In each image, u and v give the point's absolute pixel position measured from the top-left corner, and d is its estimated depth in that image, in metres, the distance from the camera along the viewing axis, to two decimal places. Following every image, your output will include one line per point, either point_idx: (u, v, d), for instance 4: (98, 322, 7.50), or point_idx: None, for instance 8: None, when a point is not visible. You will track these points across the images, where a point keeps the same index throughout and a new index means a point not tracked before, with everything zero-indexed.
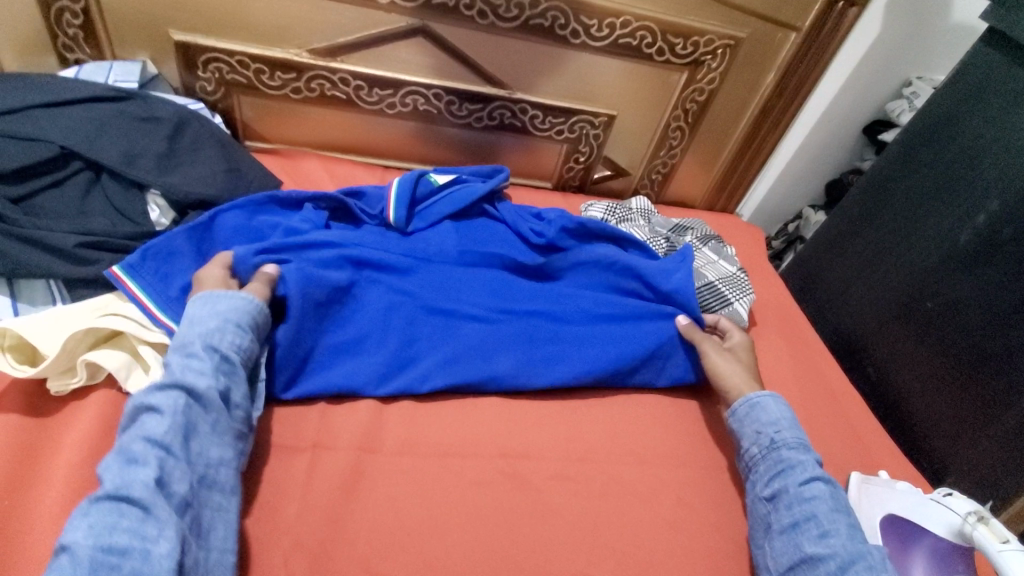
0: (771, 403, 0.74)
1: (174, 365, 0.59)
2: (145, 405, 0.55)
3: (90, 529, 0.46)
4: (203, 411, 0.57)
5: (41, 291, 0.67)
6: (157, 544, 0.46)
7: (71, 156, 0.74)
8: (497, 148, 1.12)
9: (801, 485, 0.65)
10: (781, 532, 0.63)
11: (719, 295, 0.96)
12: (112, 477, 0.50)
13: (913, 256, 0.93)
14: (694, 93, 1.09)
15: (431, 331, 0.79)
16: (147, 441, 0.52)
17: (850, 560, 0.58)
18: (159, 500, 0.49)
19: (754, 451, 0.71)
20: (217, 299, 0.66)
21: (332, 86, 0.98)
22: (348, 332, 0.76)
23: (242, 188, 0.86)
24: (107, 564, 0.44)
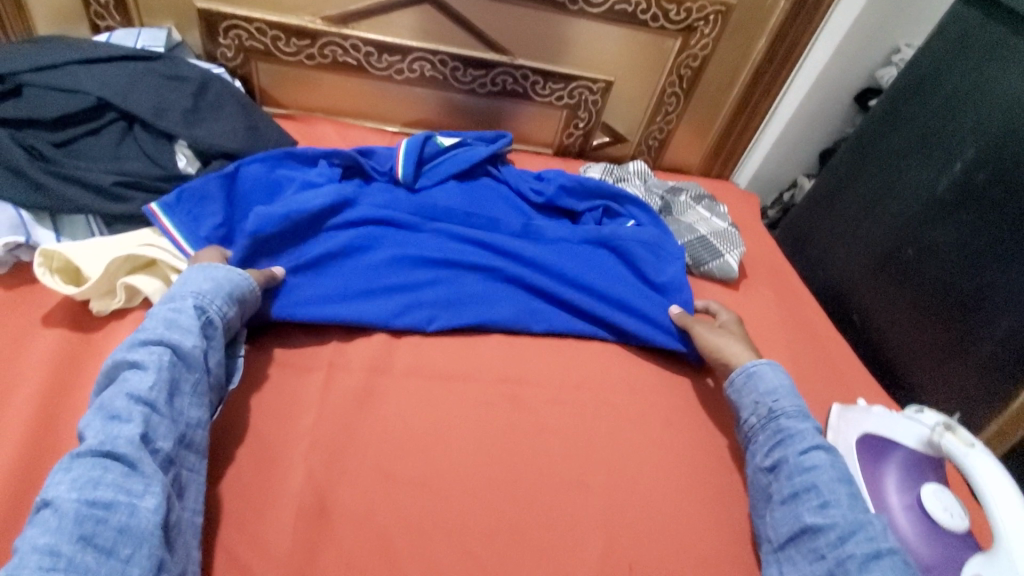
0: (768, 368, 0.73)
1: (161, 321, 0.59)
2: (126, 361, 0.56)
3: (75, 483, 0.47)
4: (186, 371, 0.58)
5: (82, 227, 0.74)
6: (142, 501, 0.48)
7: (107, 107, 0.80)
8: (500, 114, 1.17)
9: (801, 455, 0.64)
10: (782, 503, 0.63)
11: (711, 248, 1.02)
12: (95, 433, 0.51)
13: (895, 208, 0.97)
14: (688, 59, 1.14)
15: (427, 279, 0.83)
16: (130, 397, 0.53)
17: (849, 531, 0.57)
18: (144, 457, 0.50)
19: (754, 421, 0.70)
20: (216, 270, 0.68)
21: (344, 52, 1.04)
22: (355, 273, 0.81)
23: (261, 144, 0.92)
24: (93, 516, 0.45)
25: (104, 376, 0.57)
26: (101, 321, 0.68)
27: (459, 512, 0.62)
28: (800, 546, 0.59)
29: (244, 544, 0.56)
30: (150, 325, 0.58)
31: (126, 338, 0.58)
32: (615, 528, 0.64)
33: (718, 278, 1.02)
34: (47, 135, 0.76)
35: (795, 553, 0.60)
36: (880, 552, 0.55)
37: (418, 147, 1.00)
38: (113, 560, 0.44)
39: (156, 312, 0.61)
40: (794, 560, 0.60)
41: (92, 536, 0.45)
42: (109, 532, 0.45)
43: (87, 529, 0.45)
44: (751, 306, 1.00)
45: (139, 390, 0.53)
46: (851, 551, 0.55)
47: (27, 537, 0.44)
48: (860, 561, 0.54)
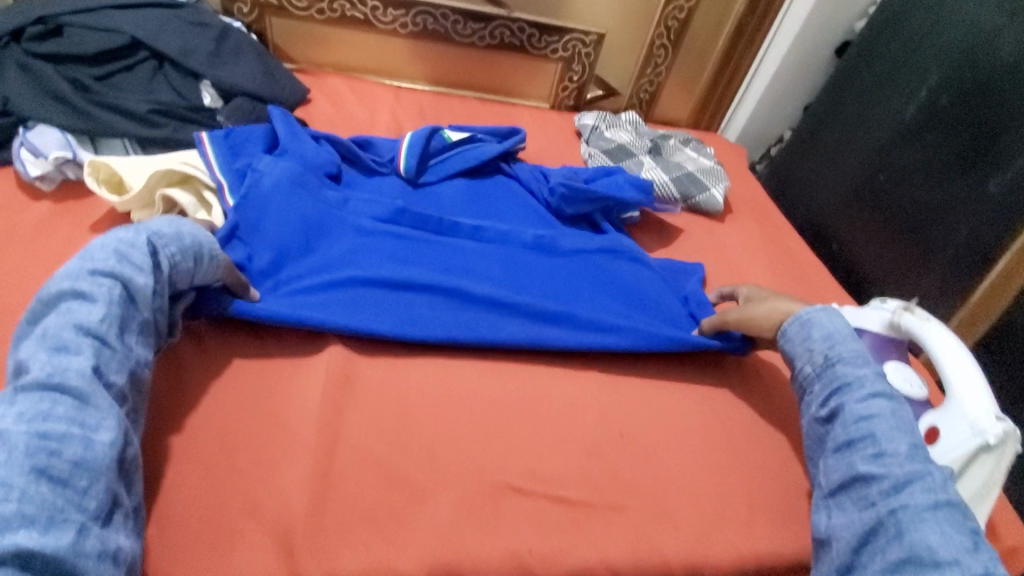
0: (827, 317, 0.69)
1: (110, 254, 0.56)
2: (71, 296, 0.53)
3: (21, 415, 0.45)
4: (137, 309, 0.56)
5: (120, 150, 0.81)
6: (96, 434, 0.47)
7: (140, 47, 0.88)
8: (499, 68, 1.24)
9: (860, 402, 0.61)
10: (835, 451, 0.61)
11: (697, 183, 1.09)
12: (40, 365, 0.49)
13: (868, 138, 1.04)
14: (675, 11, 1.21)
15: (427, 285, 0.75)
16: (78, 332, 0.51)
17: (904, 480, 0.55)
18: (95, 394, 0.49)
19: (809, 370, 0.67)
20: (184, 222, 0.64)
21: (352, 7, 1.11)
22: (338, 275, 0.73)
23: (277, 88, 1.00)
24: (46, 449, 0.44)
25: (37, 308, 0.53)
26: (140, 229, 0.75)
27: (469, 389, 0.69)
28: (851, 492, 0.58)
29: (277, 404, 0.63)
30: (98, 260, 0.56)
31: (67, 268, 0.55)
32: (608, 404, 0.71)
33: (705, 211, 1.09)
34: (87, 70, 0.83)
35: (845, 498, 0.58)
36: (940, 502, 0.53)
37: (424, 140, 0.96)
38: (71, 491, 0.44)
39: (100, 248, 0.57)
40: (844, 507, 0.58)
41: (47, 467, 0.44)
42: (65, 465, 0.44)
43: (40, 463, 0.44)
44: (737, 236, 1.07)
45: (90, 324, 0.52)
46: (907, 500, 0.53)
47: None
48: (914, 510, 0.53)
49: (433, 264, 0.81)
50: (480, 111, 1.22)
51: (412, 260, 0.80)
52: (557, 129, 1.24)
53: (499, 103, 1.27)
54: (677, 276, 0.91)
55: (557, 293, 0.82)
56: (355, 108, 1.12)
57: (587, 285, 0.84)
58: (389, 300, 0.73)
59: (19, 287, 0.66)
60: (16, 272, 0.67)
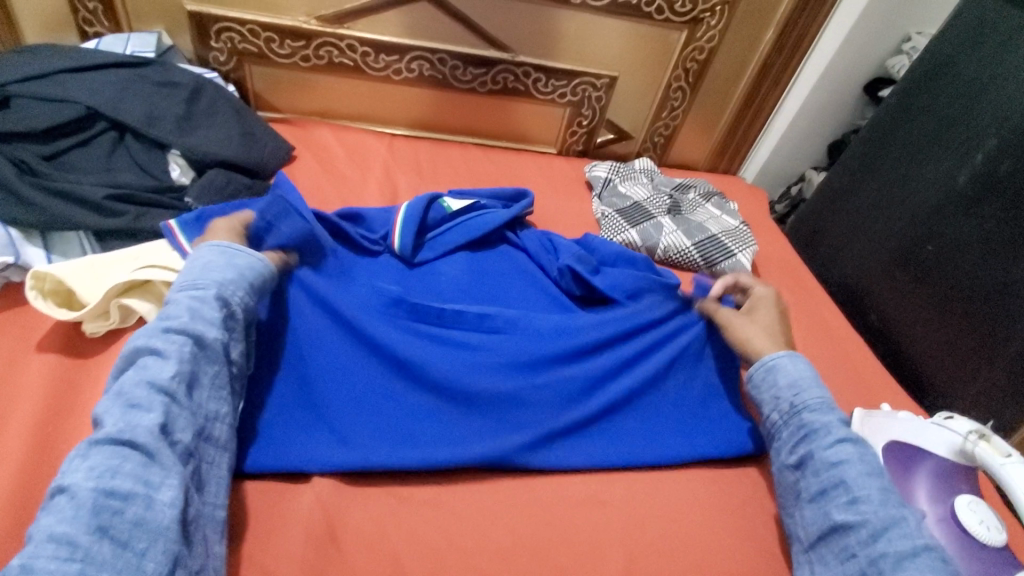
0: (793, 364, 0.69)
1: (184, 309, 0.55)
2: (147, 349, 0.52)
3: (91, 471, 0.43)
4: (209, 358, 0.55)
5: (73, 244, 0.70)
6: (157, 491, 0.44)
7: (97, 117, 0.77)
8: (502, 114, 1.14)
9: (828, 449, 0.61)
10: (810, 500, 0.60)
11: (723, 248, 0.99)
12: (113, 421, 0.47)
13: (913, 202, 0.94)
14: (694, 52, 1.10)
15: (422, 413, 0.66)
16: (148, 384, 0.49)
17: (881, 528, 0.54)
18: (160, 448, 0.46)
19: (776, 418, 0.67)
20: (235, 258, 0.63)
21: (340, 53, 1.01)
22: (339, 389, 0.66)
23: (256, 150, 0.90)
24: (110, 507, 0.42)
25: (120, 362, 0.52)
26: (95, 343, 0.66)
27: (477, 537, 0.60)
28: (833, 545, 0.56)
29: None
30: (173, 314, 0.55)
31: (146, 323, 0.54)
32: (637, 546, 0.62)
33: None
34: (35, 148, 0.73)
35: (828, 551, 0.57)
36: (918, 548, 0.52)
37: (422, 211, 0.86)
38: (128, 553, 0.41)
39: (179, 299, 0.56)
40: (828, 561, 0.56)
41: (109, 527, 0.41)
42: (125, 522, 0.42)
43: (103, 519, 0.41)
44: None
45: (162, 379, 0.50)
46: (885, 547, 0.53)
47: (40, 525, 0.41)
48: (895, 559, 0.52)
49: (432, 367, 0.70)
50: (482, 160, 1.12)
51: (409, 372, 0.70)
52: (566, 180, 1.14)
53: (503, 150, 1.17)
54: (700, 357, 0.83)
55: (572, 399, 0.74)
56: (344, 164, 1.02)
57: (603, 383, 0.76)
58: (382, 435, 0.63)
59: None
60: None
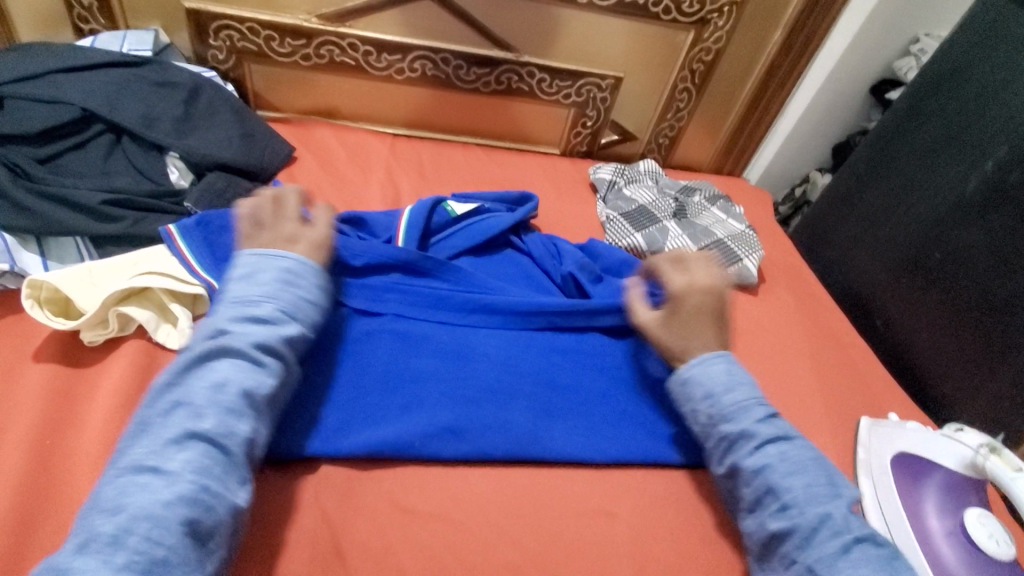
0: (705, 370, 0.67)
1: (287, 331, 0.58)
2: (244, 353, 0.55)
3: (188, 464, 0.47)
4: (288, 379, 0.59)
5: (70, 249, 0.69)
6: (235, 494, 0.49)
7: (93, 119, 0.75)
8: (505, 114, 1.12)
9: (750, 457, 0.61)
10: (749, 510, 0.61)
11: (729, 253, 0.98)
12: (212, 420, 0.50)
13: (920, 208, 0.93)
14: (701, 53, 1.09)
15: (423, 425, 0.65)
16: (245, 394, 0.53)
17: (813, 531, 0.56)
18: (242, 459, 0.51)
19: (698, 430, 0.67)
20: (325, 280, 0.65)
21: (341, 52, 0.99)
22: (388, 384, 0.68)
23: (256, 152, 0.88)
24: (200, 503, 0.46)
25: (209, 350, 0.55)
26: (94, 352, 0.64)
27: (483, 552, 0.59)
28: (775, 552, 0.58)
29: None
30: (273, 328, 0.57)
31: (251, 328, 0.56)
32: (645, 560, 0.62)
33: (736, 283, 0.98)
34: (30, 151, 0.71)
35: (773, 559, 0.58)
36: (847, 546, 0.55)
37: (427, 215, 0.85)
38: (203, 549, 0.46)
39: (276, 313, 0.59)
40: (775, 569, 0.58)
41: (196, 521, 0.46)
42: (210, 519, 0.46)
43: (193, 514, 0.46)
44: (774, 313, 0.96)
45: (259, 397, 0.54)
46: (821, 552, 0.54)
47: (131, 499, 0.45)
48: (830, 562, 0.54)
49: (434, 378, 0.70)
50: (485, 162, 1.11)
51: (414, 383, 0.69)
52: (570, 181, 1.12)
53: (506, 151, 1.15)
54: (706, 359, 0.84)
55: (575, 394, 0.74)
56: (345, 165, 1.00)
57: (605, 378, 0.76)
58: (385, 449, 0.63)
59: None
60: None
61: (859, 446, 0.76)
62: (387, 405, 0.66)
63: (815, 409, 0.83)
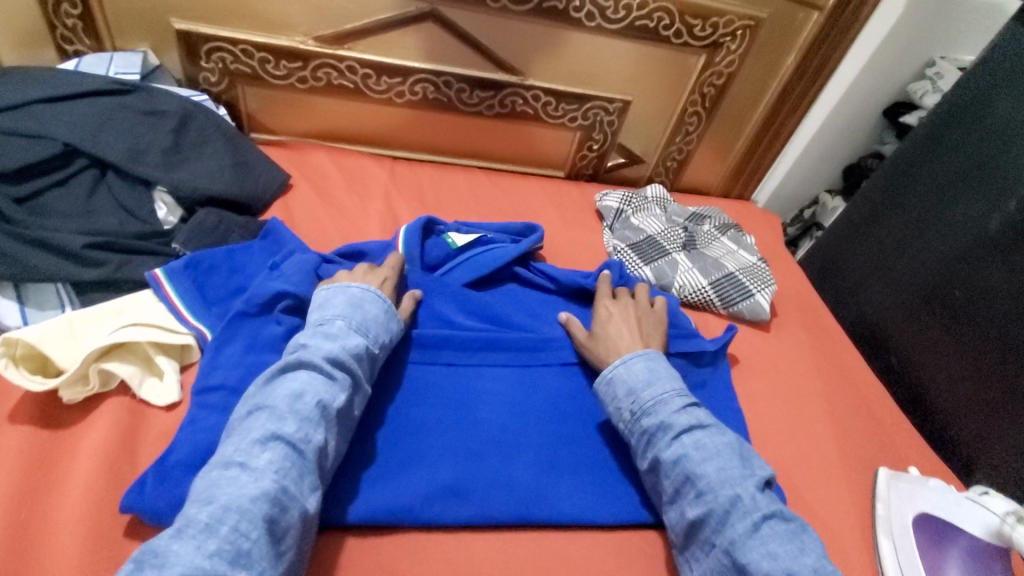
0: (627, 369, 0.70)
1: (358, 349, 0.62)
2: (321, 366, 0.58)
3: (272, 465, 0.50)
4: (358, 397, 0.62)
5: (51, 295, 0.65)
6: (306, 501, 0.52)
7: (76, 153, 0.71)
8: (508, 137, 1.09)
9: (668, 448, 0.63)
10: (670, 502, 0.62)
11: (741, 287, 0.94)
12: (293, 424, 0.54)
13: (939, 243, 0.90)
14: (712, 77, 1.05)
15: (424, 487, 0.61)
16: (321, 406, 0.56)
17: (725, 514, 0.57)
18: (315, 465, 0.54)
19: (622, 428, 0.68)
20: (389, 307, 0.69)
21: (339, 75, 0.95)
22: (411, 440, 0.66)
23: (249, 182, 0.84)
24: (277, 504, 0.49)
25: (292, 360, 0.59)
26: (74, 410, 0.61)
27: None
28: (696, 540, 0.59)
29: None
30: (347, 347, 0.61)
31: (325, 344, 0.60)
32: None
33: (748, 319, 0.94)
34: (7, 189, 0.67)
35: (695, 547, 0.59)
36: (758, 522, 0.56)
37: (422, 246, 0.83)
38: (277, 550, 0.48)
39: (349, 332, 0.63)
40: (698, 556, 0.59)
41: (274, 521, 0.48)
42: (285, 520, 0.49)
43: (272, 513, 0.48)
44: (787, 350, 0.93)
45: (333, 408, 0.57)
46: (733, 534, 0.56)
47: (221, 491, 0.48)
48: (743, 542, 0.55)
49: (438, 433, 0.67)
50: (487, 187, 1.07)
51: (414, 435, 0.66)
52: (574, 207, 1.08)
53: (509, 174, 1.11)
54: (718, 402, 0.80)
55: (581, 448, 0.70)
56: (341, 192, 0.96)
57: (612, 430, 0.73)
58: (384, 516, 0.59)
59: None
60: None
61: (878, 501, 0.74)
62: (385, 464, 0.63)
63: (831, 457, 0.79)
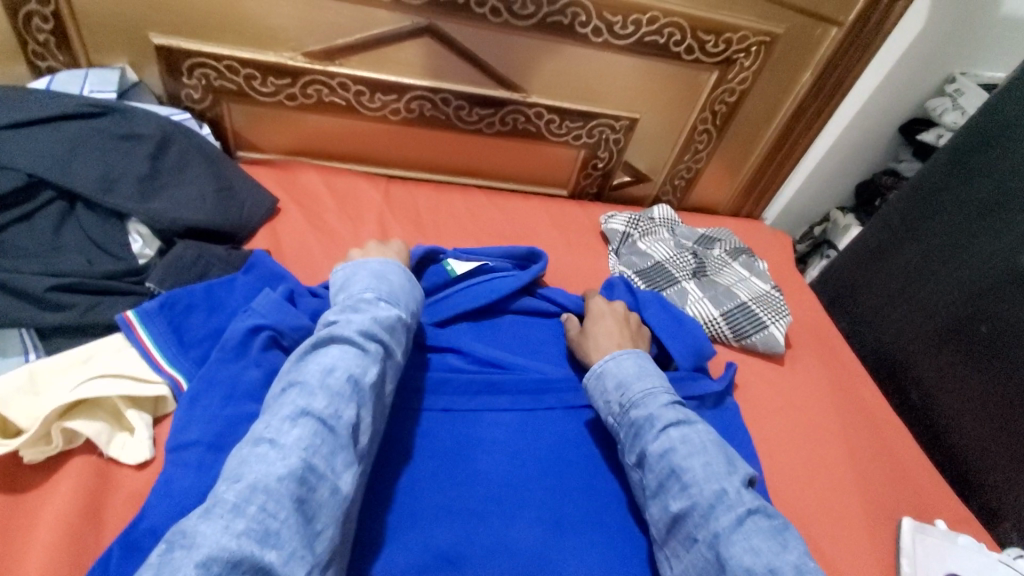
0: (617, 364, 0.69)
1: (385, 323, 0.58)
2: (353, 339, 0.55)
3: (300, 442, 0.46)
4: (388, 369, 0.57)
5: (12, 341, 0.59)
6: (339, 478, 0.47)
7: (42, 184, 0.66)
8: (508, 155, 1.03)
9: (655, 441, 0.60)
10: (652, 496, 0.59)
11: (754, 318, 0.89)
12: (323, 398, 0.49)
13: (964, 275, 0.86)
14: (724, 94, 1.00)
15: (418, 556, 0.56)
16: (352, 380, 0.51)
17: (710, 507, 0.54)
18: (348, 443, 0.48)
19: (612, 422, 0.66)
20: (405, 280, 0.67)
21: (330, 92, 0.90)
22: (407, 500, 0.60)
23: (234, 209, 0.79)
24: (307, 481, 0.44)
25: (322, 335, 0.55)
26: (36, 472, 0.55)
27: None
28: (678, 534, 0.55)
29: None
30: (379, 320, 0.58)
31: (353, 318, 0.57)
32: None
33: (761, 351, 0.90)
34: None
35: (676, 544, 0.56)
36: (742, 517, 0.52)
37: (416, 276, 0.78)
38: (311, 530, 0.43)
39: (377, 307, 0.60)
40: (676, 552, 0.55)
41: (304, 499, 0.43)
42: (313, 500, 0.44)
43: (301, 492, 0.44)
44: (802, 386, 0.88)
45: (365, 382, 0.52)
46: (717, 527, 0.52)
47: (249, 469, 0.44)
48: (726, 536, 0.51)
49: (433, 491, 0.62)
50: (487, 208, 1.01)
51: (406, 493, 0.61)
52: (578, 229, 1.03)
53: (510, 194, 1.06)
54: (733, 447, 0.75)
55: (589, 502, 0.65)
56: (332, 216, 0.90)
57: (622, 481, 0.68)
58: None
59: None
60: None
61: (903, 556, 0.69)
62: (375, 529, 0.57)
63: (852, 506, 0.75)
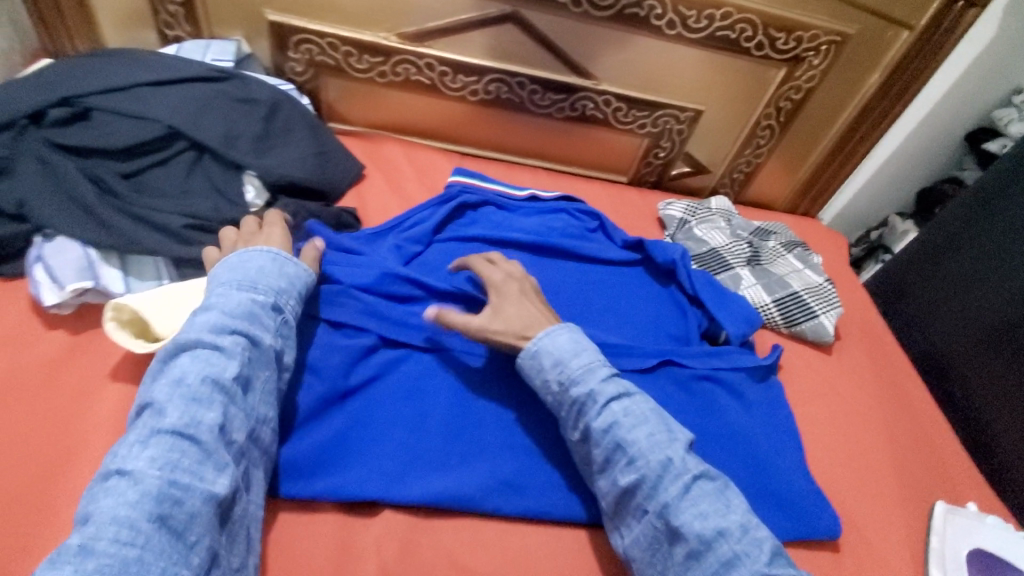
0: (552, 340, 0.64)
1: (245, 313, 0.57)
2: (202, 343, 0.53)
3: (153, 461, 0.45)
4: (259, 362, 0.56)
5: (150, 267, 0.70)
6: (213, 484, 0.47)
7: (177, 136, 0.76)
8: (575, 140, 1.09)
9: (597, 416, 0.59)
10: (600, 471, 0.60)
11: (805, 307, 0.92)
12: (176, 412, 0.49)
13: (1015, 282, 0.87)
14: (790, 91, 1.04)
15: (484, 478, 0.63)
16: (207, 384, 0.51)
17: (657, 478, 0.56)
18: (215, 448, 0.49)
19: (551, 400, 0.63)
20: (276, 260, 0.63)
21: (417, 71, 0.98)
22: (472, 433, 0.67)
23: (329, 171, 0.88)
24: (171, 497, 0.44)
25: (172, 347, 0.54)
26: None
27: None
28: (629, 505, 0.58)
29: None
30: (233, 314, 0.56)
31: (205, 318, 0.55)
32: None
33: (810, 340, 0.93)
34: (114, 165, 0.72)
35: (627, 514, 0.58)
36: (688, 483, 0.55)
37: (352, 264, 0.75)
38: (183, 543, 0.44)
39: (236, 298, 0.57)
40: (630, 523, 0.58)
41: (168, 515, 0.43)
42: (183, 514, 0.44)
43: (164, 509, 0.44)
44: (848, 376, 0.91)
45: (223, 380, 0.52)
46: (666, 497, 0.54)
47: (99, 505, 0.43)
48: (675, 505, 0.54)
49: (495, 426, 0.68)
50: (551, 187, 1.07)
51: (474, 427, 0.68)
52: (635, 214, 1.08)
53: (573, 177, 1.12)
54: (777, 425, 0.78)
55: None
56: (411, 184, 0.98)
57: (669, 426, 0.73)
58: (445, 500, 0.61)
59: (14, 467, 0.55)
60: (13, 442, 0.57)
61: (933, 533, 0.72)
62: (448, 452, 0.65)
63: (889, 487, 0.77)
